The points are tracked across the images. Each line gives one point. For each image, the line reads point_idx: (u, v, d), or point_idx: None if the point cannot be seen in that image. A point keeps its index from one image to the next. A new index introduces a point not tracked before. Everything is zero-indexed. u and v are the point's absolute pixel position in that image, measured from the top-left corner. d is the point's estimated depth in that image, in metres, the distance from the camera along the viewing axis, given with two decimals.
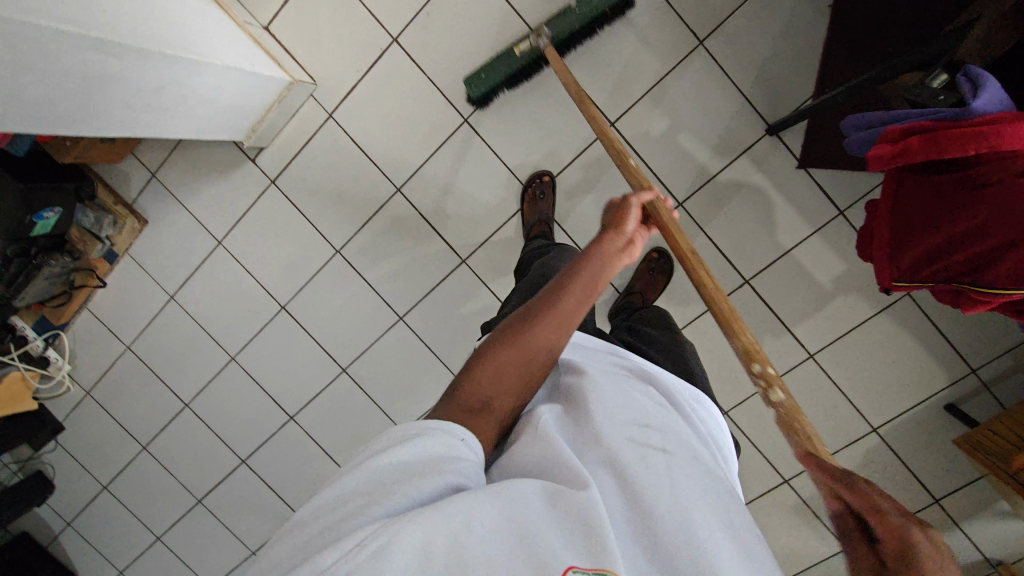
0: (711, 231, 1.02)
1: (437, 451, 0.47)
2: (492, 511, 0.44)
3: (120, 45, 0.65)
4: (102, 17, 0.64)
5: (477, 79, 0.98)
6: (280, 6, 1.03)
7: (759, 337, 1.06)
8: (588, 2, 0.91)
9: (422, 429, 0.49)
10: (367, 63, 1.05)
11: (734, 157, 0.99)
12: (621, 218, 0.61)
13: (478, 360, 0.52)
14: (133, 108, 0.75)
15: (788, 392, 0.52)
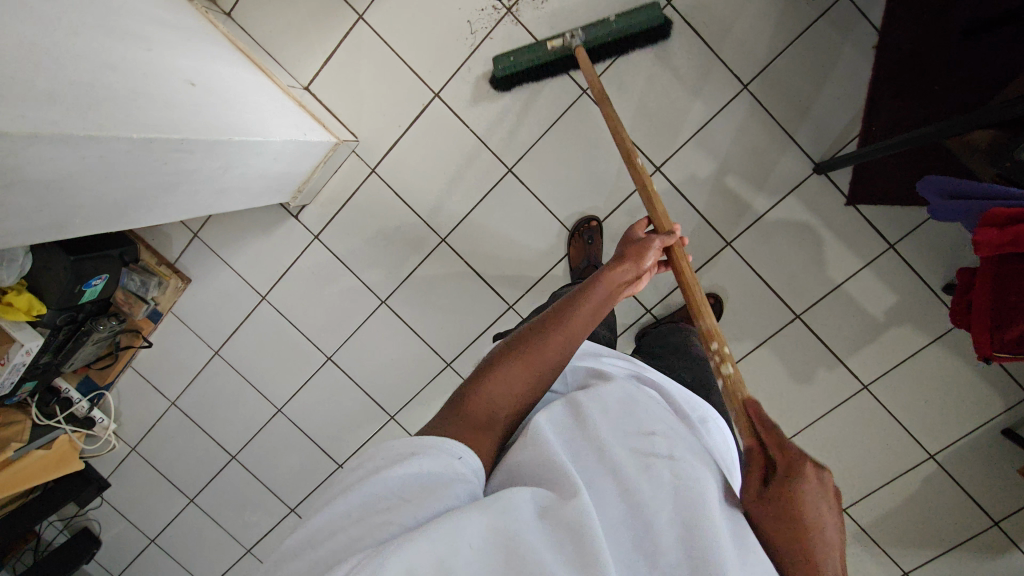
0: (760, 269, 1.02)
1: (435, 471, 0.49)
2: (484, 527, 0.45)
3: (196, 141, 0.65)
4: (177, 117, 0.64)
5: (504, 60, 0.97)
6: (321, 67, 1.04)
7: (812, 370, 1.06)
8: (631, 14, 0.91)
9: (419, 448, 0.51)
10: (409, 118, 1.06)
11: (782, 196, 0.99)
12: (637, 252, 0.68)
13: (487, 371, 0.59)
14: (201, 192, 0.75)
15: (736, 366, 0.61)
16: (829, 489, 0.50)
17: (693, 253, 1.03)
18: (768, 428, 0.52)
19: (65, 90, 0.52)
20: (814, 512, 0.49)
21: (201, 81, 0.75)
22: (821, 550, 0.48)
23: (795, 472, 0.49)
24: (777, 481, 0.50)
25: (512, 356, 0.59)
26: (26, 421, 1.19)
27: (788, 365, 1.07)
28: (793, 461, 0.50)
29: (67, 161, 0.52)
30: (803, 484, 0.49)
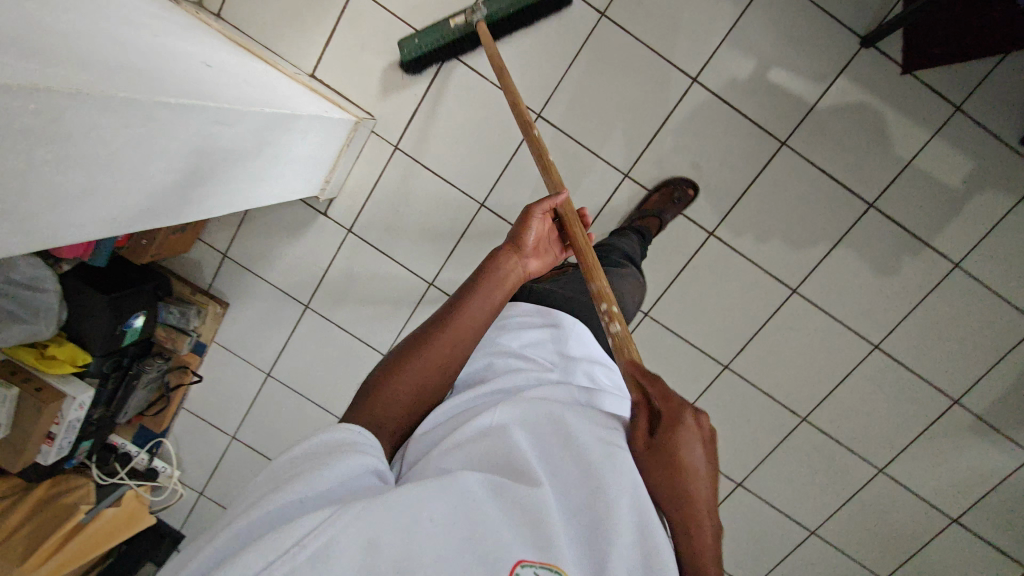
0: (822, 162, 0.96)
1: (336, 442, 0.45)
2: (444, 503, 0.39)
3: (232, 110, 0.59)
4: (207, 89, 0.59)
5: (409, 42, 0.94)
6: (321, 49, 1.00)
7: (896, 260, 1.00)
8: None
9: (321, 432, 0.46)
10: (424, 84, 1.00)
11: (832, 80, 0.93)
12: (523, 229, 0.64)
13: (392, 369, 0.55)
14: (232, 186, 0.71)
15: (625, 325, 0.59)
16: (707, 440, 0.49)
17: (748, 161, 0.97)
18: (652, 381, 0.50)
19: (97, 57, 0.47)
20: (694, 460, 0.48)
21: (217, 64, 0.71)
22: (698, 505, 0.47)
23: (678, 421, 0.48)
24: (660, 434, 0.48)
25: (413, 352, 0.56)
26: (90, 483, 1.13)
27: (870, 259, 1.00)
28: (676, 411, 0.49)
29: (116, 133, 0.46)
30: (684, 433, 0.48)
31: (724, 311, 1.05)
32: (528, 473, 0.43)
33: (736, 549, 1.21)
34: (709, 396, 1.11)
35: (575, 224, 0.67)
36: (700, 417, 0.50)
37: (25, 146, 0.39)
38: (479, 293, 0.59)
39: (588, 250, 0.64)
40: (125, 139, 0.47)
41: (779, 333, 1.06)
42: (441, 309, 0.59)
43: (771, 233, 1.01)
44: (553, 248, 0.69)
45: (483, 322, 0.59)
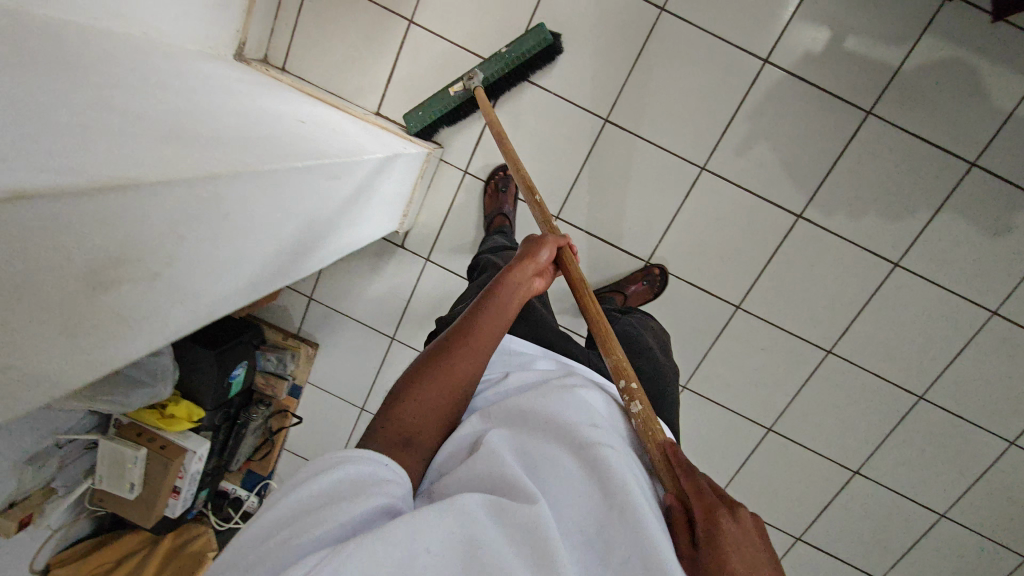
0: (914, 127, 0.92)
1: (366, 478, 0.42)
2: (446, 527, 0.37)
3: (341, 163, 0.61)
4: (317, 146, 0.61)
5: (415, 116, 0.98)
6: (385, 87, 1.02)
7: (1007, 218, 0.94)
8: (518, 48, 0.92)
9: (341, 458, 0.43)
10: (487, 106, 1.01)
11: (914, 41, 0.88)
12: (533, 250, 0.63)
13: (405, 391, 0.51)
14: (337, 235, 0.72)
15: (645, 407, 0.54)
16: (751, 537, 0.43)
17: (833, 136, 0.94)
18: (686, 473, 0.47)
19: (234, 137, 0.49)
20: (742, 558, 0.41)
21: (310, 120, 0.73)
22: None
23: (721, 521, 0.42)
24: (705, 538, 0.42)
25: (425, 372, 0.52)
26: (209, 530, 1.20)
27: (977, 222, 0.95)
28: (715, 507, 0.43)
29: (263, 205, 0.48)
30: (731, 538, 0.41)
31: (822, 293, 1.02)
32: (517, 490, 0.41)
33: (858, 539, 1.15)
34: (815, 383, 1.07)
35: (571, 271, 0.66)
36: (739, 512, 0.45)
37: (207, 230, 0.41)
38: (495, 318, 0.56)
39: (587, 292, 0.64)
40: (270, 208, 0.49)
41: (885, 310, 1.01)
42: (454, 331, 0.55)
43: (863, 208, 0.96)
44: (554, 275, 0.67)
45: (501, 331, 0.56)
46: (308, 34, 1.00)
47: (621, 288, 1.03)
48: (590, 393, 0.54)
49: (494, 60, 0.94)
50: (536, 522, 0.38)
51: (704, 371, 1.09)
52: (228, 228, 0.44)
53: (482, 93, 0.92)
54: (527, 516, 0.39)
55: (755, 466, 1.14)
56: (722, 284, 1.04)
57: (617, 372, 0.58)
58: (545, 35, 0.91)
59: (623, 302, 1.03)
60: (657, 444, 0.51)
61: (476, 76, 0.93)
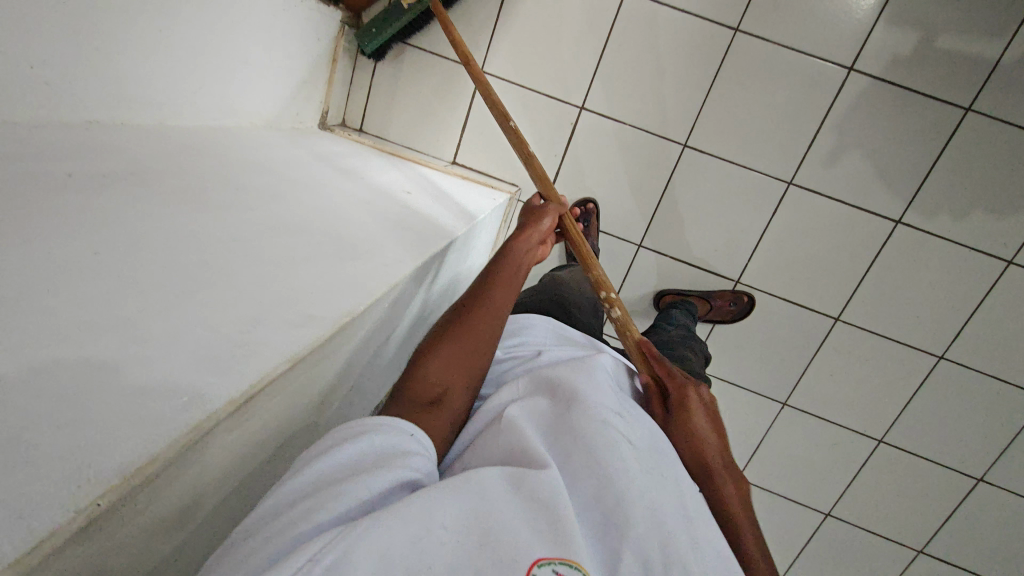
0: (1020, 118, 0.87)
1: (385, 448, 0.37)
2: (458, 497, 0.33)
3: (443, 244, 0.65)
4: (422, 231, 0.65)
5: (371, 33, 0.93)
6: (459, 135, 1.04)
7: None
8: None
9: (358, 428, 0.38)
10: (563, 143, 1.02)
11: (1014, 31, 0.84)
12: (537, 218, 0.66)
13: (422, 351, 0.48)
14: (437, 303, 0.75)
15: (625, 310, 0.65)
16: (709, 411, 0.54)
17: (931, 136, 0.90)
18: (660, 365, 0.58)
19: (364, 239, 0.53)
20: (702, 424, 0.51)
21: (412, 188, 0.79)
22: (707, 452, 0.49)
23: (685, 395, 0.53)
24: (675, 407, 0.53)
25: (441, 333, 0.50)
26: None
27: None
28: (682, 386, 0.54)
29: (399, 303, 0.51)
30: (694, 406, 0.52)
31: (929, 297, 0.98)
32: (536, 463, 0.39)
33: (989, 546, 1.10)
34: (929, 389, 1.03)
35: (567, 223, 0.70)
36: (704, 390, 0.55)
37: (359, 340, 0.44)
38: (504, 281, 0.56)
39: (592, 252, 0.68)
40: (402, 304, 0.53)
41: (1001, 309, 0.96)
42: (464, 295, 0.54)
43: (970, 206, 0.92)
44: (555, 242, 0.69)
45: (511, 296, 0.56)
46: (383, 92, 1.03)
47: (708, 297, 1.03)
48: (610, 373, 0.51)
49: None
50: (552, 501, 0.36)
51: (806, 385, 1.07)
52: (375, 331, 0.47)
53: (437, 3, 0.83)
54: (543, 492, 0.36)
55: (869, 477, 1.10)
56: (820, 296, 1.01)
57: (596, 286, 0.68)
58: None
59: (706, 311, 1.03)
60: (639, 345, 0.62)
61: None
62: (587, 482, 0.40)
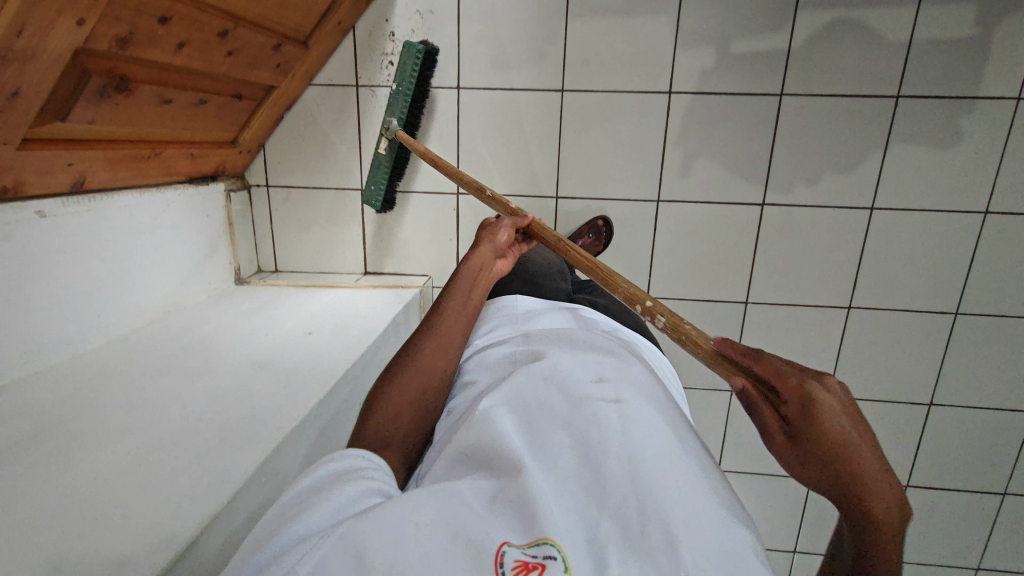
0: (827, 88, 0.97)
1: (344, 468, 0.44)
2: (423, 521, 0.37)
3: (340, 374, 0.73)
4: (319, 371, 0.73)
5: (370, 191, 1.03)
6: (362, 247, 1.13)
7: (954, 129, 0.96)
8: (402, 78, 0.96)
9: (326, 458, 0.46)
10: (452, 226, 1.10)
11: (792, 21, 0.94)
12: (494, 233, 0.73)
13: (389, 372, 0.57)
14: None
15: (667, 312, 0.62)
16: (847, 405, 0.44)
17: (760, 126, 0.99)
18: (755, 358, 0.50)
19: (250, 424, 0.61)
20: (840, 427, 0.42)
21: (317, 326, 0.87)
22: (863, 463, 0.40)
23: (808, 396, 0.44)
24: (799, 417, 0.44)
25: (405, 355, 0.59)
26: None
27: (926, 141, 0.97)
28: (802, 388, 0.44)
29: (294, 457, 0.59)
30: (824, 409, 0.43)
31: (814, 259, 1.05)
32: (512, 457, 0.43)
33: (968, 459, 1.14)
34: (850, 339, 1.09)
35: (548, 237, 0.75)
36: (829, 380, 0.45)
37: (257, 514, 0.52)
38: (455, 311, 0.64)
39: (558, 238, 0.74)
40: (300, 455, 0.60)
41: (881, 251, 1.03)
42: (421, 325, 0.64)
43: (816, 173, 1.01)
44: (521, 248, 0.77)
45: (462, 313, 0.64)
46: (285, 231, 1.13)
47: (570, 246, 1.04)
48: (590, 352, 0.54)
49: (393, 102, 0.98)
50: (524, 491, 0.40)
51: None
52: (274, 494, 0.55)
53: (403, 135, 0.97)
54: (518, 484, 0.40)
55: None
56: (724, 286, 1.09)
57: (632, 299, 0.65)
58: (415, 47, 0.94)
59: None
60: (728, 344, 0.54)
61: (390, 122, 0.98)
62: (566, 460, 0.43)
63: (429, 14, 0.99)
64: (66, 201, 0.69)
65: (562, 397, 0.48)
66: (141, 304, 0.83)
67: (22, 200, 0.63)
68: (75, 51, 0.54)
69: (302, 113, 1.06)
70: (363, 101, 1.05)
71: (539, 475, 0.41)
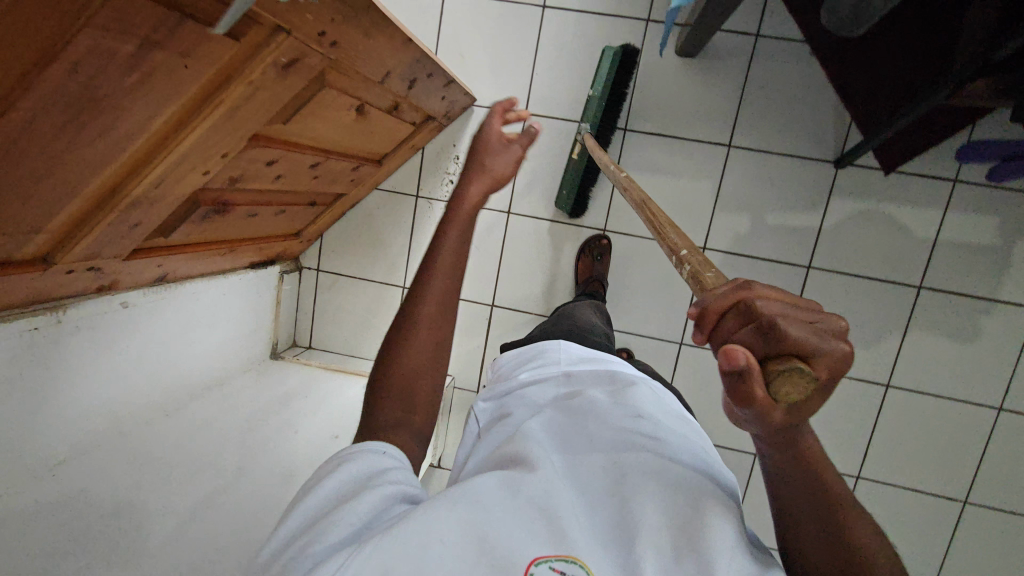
0: (854, 268, 1.02)
1: (365, 471, 0.41)
2: (454, 517, 0.36)
3: None
4: None
5: (563, 194, 1.06)
6: None
7: (972, 325, 1.00)
8: (597, 85, 0.97)
9: (350, 454, 0.43)
10: (482, 334, 1.15)
11: (825, 204, 1.02)
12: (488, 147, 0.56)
13: (394, 364, 0.50)
14: None
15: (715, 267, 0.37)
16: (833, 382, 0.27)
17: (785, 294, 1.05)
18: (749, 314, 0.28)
19: None
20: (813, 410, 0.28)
21: (343, 430, 0.92)
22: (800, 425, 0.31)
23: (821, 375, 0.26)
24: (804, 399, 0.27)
25: (405, 340, 0.50)
26: None
27: (945, 332, 1.01)
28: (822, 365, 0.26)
29: None
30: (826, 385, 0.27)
31: (830, 424, 1.07)
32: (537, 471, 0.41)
33: None
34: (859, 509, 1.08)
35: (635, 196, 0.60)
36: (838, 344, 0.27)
37: None
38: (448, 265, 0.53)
39: (647, 198, 0.56)
40: None
41: (895, 427, 1.05)
42: (406, 299, 0.52)
43: None
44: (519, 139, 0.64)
45: (455, 293, 0.53)
46: (325, 313, 1.20)
47: None
48: (624, 389, 0.53)
49: (589, 108, 0.99)
50: (550, 506, 0.38)
51: (749, 521, 1.12)
52: None
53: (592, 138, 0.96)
54: (545, 497, 0.39)
55: None
56: (736, 437, 1.10)
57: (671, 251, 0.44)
58: (616, 57, 0.94)
59: None
60: (766, 338, 0.26)
61: (585, 125, 0.99)
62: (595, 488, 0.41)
63: None
64: (147, 291, 0.76)
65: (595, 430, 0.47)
66: (188, 379, 0.88)
67: (111, 293, 0.71)
68: (193, 191, 0.62)
69: (364, 212, 1.15)
70: (420, 211, 1.14)
71: (562, 490, 0.40)
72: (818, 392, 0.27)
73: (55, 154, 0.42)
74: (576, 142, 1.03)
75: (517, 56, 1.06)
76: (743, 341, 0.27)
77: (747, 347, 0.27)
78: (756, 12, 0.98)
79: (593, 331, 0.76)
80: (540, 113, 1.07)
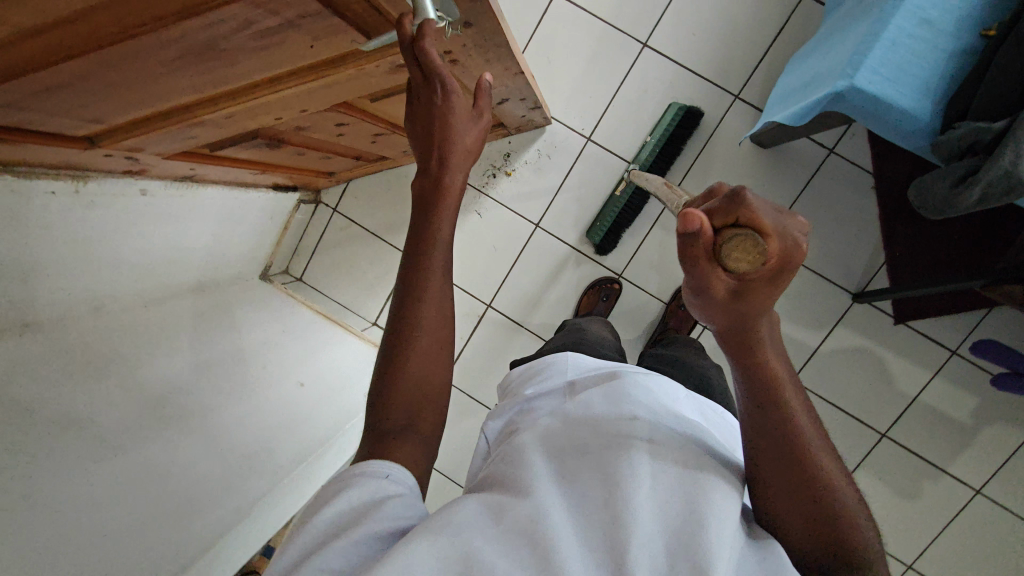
0: (832, 395, 1.05)
1: (365, 501, 0.37)
2: (430, 552, 0.34)
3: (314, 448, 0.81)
4: None
5: (596, 225, 1.07)
6: (385, 303, 1.19)
7: (916, 485, 1.05)
8: (657, 129, 1.00)
9: (350, 478, 0.38)
10: (469, 328, 1.15)
11: (830, 328, 1.04)
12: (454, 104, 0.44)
13: (390, 380, 0.43)
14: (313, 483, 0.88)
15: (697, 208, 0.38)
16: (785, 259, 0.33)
17: None
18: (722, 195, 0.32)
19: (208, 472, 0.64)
20: (770, 287, 0.35)
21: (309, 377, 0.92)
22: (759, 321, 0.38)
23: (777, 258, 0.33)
24: (759, 274, 0.33)
25: (401, 352, 0.43)
26: None
27: (889, 482, 1.05)
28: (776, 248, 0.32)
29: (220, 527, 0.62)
30: (780, 265, 0.33)
31: None
32: (523, 486, 0.39)
33: None
34: None
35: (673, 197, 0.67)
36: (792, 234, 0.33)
37: None
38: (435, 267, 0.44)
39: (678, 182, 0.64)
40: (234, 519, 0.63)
41: None
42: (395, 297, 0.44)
43: None
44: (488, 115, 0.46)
45: (450, 275, 0.45)
46: (328, 253, 1.20)
47: None
48: (622, 381, 0.49)
49: (643, 149, 1.02)
50: (533, 524, 0.36)
51: None
52: None
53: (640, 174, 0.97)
54: (530, 515, 0.36)
55: None
56: None
57: None
58: (681, 107, 0.98)
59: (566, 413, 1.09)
60: (729, 208, 0.32)
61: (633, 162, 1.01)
62: (581, 496, 0.39)
63: (546, 156, 1.09)
64: (169, 185, 0.76)
65: (587, 433, 0.44)
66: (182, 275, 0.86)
67: (135, 177, 0.70)
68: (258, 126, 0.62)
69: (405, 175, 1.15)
70: None
71: (554, 504, 0.38)
72: (766, 266, 0.33)
73: (144, 75, 0.42)
74: (621, 179, 1.06)
75: (601, 82, 1.05)
76: (706, 210, 0.33)
77: (709, 216, 0.33)
78: (838, 129, 0.99)
79: (602, 349, 0.74)
80: (602, 143, 1.07)
